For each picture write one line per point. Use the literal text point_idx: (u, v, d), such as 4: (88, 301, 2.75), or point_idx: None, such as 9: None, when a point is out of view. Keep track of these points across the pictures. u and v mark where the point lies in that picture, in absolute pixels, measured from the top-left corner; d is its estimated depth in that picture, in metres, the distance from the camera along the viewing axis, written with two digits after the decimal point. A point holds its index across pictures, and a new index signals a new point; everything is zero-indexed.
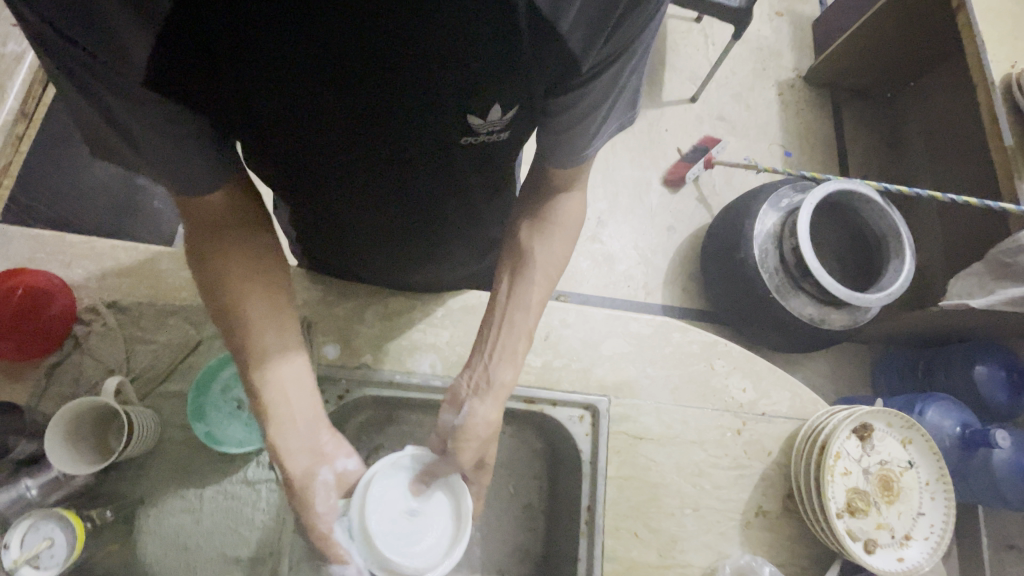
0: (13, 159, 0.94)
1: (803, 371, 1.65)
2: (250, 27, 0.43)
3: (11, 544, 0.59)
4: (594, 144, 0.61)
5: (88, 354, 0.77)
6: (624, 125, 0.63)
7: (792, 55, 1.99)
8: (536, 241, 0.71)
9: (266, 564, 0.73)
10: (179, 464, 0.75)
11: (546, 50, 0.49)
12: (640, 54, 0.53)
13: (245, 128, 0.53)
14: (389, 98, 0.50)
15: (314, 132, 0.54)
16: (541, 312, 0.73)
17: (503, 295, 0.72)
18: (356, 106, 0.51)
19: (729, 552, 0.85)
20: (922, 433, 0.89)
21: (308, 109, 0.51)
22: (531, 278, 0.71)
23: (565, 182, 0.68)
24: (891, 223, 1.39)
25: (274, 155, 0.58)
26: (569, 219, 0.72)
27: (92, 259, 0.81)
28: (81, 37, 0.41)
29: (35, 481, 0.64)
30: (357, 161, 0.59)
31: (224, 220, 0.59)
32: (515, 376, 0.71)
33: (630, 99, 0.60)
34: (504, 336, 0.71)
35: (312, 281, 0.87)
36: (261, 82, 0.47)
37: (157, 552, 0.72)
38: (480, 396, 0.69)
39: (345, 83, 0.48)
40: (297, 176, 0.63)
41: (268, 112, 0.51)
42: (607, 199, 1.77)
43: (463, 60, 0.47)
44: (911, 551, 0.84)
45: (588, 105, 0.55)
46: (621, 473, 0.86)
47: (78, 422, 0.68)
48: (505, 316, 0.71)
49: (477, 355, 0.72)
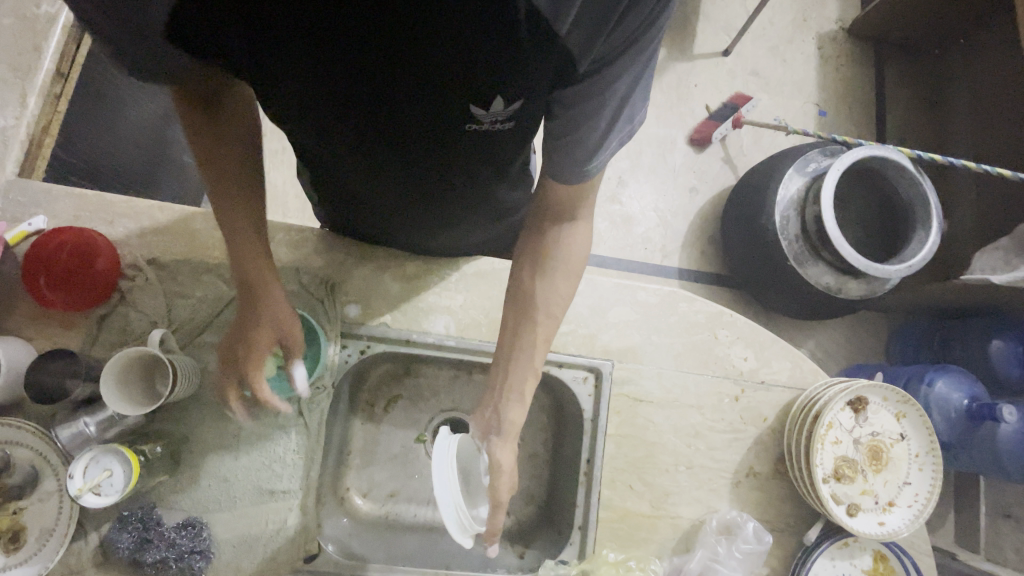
0: (52, 118, 1.00)
1: (815, 337, 1.67)
2: (263, 17, 0.49)
3: (75, 474, 0.69)
4: (596, 158, 0.60)
5: (132, 306, 0.84)
6: (625, 140, 0.62)
7: (837, 4, 1.87)
8: (538, 280, 0.75)
9: (297, 496, 0.82)
10: (219, 406, 0.84)
11: (548, 51, 0.50)
12: (646, 54, 0.52)
13: (266, 99, 0.59)
14: (389, 85, 0.54)
15: (324, 114, 0.59)
16: (546, 349, 0.78)
17: (510, 334, 0.78)
18: (361, 93, 0.55)
19: (717, 507, 0.91)
20: (918, 409, 0.92)
21: (317, 94, 0.56)
22: (536, 320, 0.76)
23: (573, 206, 0.72)
24: (920, 190, 1.35)
25: (292, 125, 0.64)
26: (583, 226, 0.75)
27: (132, 218, 0.87)
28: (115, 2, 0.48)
29: (92, 419, 0.74)
30: (373, 140, 0.63)
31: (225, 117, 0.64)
32: (524, 414, 0.77)
33: (630, 113, 0.58)
34: (511, 376, 0.76)
35: (335, 245, 0.92)
36: (274, 67, 0.53)
37: (199, 483, 0.81)
38: (498, 439, 0.76)
39: (348, 72, 0.53)
40: (317, 147, 0.68)
41: (281, 90, 0.57)
42: (630, 158, 1.75)
43: (458, 55, 0.50)
44: (892, 517, 0.89)
45: (591, 104, 0.55)
46: (621, 431, 0.92)
47: (127, 370, 0.75)
48: (512, 355, 0.77)
49: (491, 396, 0.79)
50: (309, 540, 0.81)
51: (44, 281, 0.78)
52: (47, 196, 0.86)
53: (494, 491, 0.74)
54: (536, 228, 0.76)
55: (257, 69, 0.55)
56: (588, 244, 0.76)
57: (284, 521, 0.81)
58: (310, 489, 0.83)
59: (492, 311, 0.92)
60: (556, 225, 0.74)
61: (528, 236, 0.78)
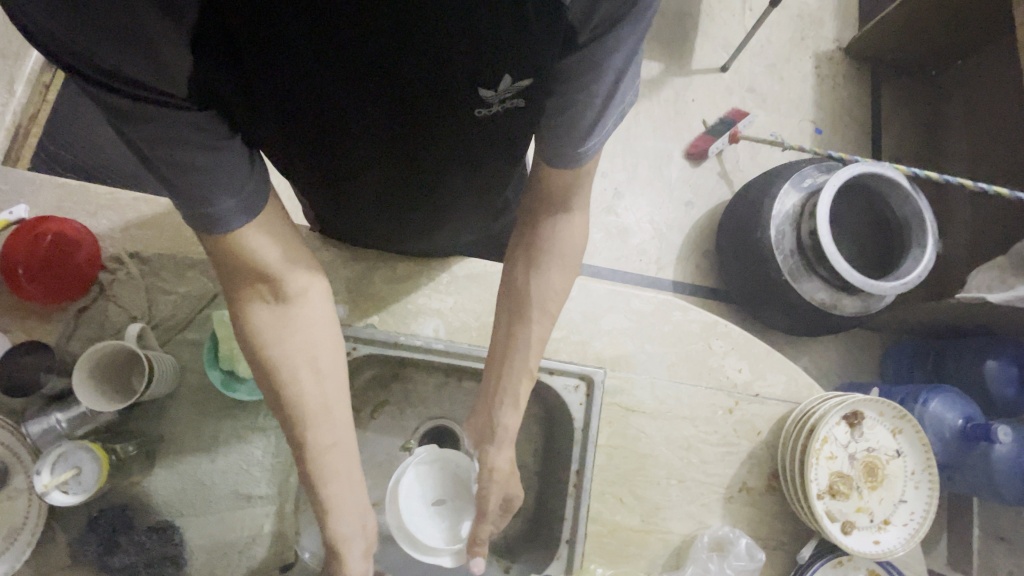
0: (40, 107, 1.17)
1: (809, 354, 1.66)
2: (265, 22, 0.46)
3: (42, 470, 0.66)
4: (593, 137, 0.60)
5: (111, 300, 0.82)
6: (620, 117, 0.62)
7: (834, 25, 1.89)
8: (530, 277, 0.74)
9: (279, 502, 0.79)
10: (197, 407, 0.81)
11: (552, 27, 0.48)
12: (642, 21, 0.50)
13: (266, 116, 0.56)
14: (399, 73, 0.52)
15: (331, 113, 0.57)
16: (541, 349, 0.76)
17: (504, 336, 0.76)
18: (371, 84, 0.53)
19: (709, 523, 0.88)
20: (914, 424, 0.90)
21: (325, 92, 0.54)
22: (529, 320, 0.74)
23: (568, 198, 0.71)
24: (916, 209, 1.35)
25: (293, 138, 0.61)
26: (578, 221, 0.74)
27: (116, 210, 0.86)
28: (127, 62, 0.43)
29: (64, 415, 0.72)
30: (382, 137, 0.62)
31: (282, 279, 0.64)
32: (519, 417, 0.75)
33: (625, 91, 0.58)
34: (504, 381, 0.75)
35: (325, 245, 0.91)
36: (277, 72, 0.51)
37: (173, 486, 0.78)
38: (493, 444, 0.75)
39: (357, 64, 0.51)
40: (318, 154, 0.66)
41: (284, 95, 0.54)
42: (626, 170, 1.75)
43: (468, 38, 0.49)
44: (888, 535, 0.87)
45: (589, 77, 0.54)
46: (612, 442, 0.90)
47: (100, 364, 0.74)
48: (506, 359, 0.75)
49: (482, 402, 0.77)
50: (286, 548, 0.78)
51: (24, 272, 0.76)
52: (30, 185, 0.85)
53: (482, 499, 0.73)
54: (530, 221, 0.75)
55: (260, 83, 0.51)
56: (584, 239, 0.75)
57: (261, 527, 0.78)
58: (291, 493, 0.80)
59: (483, 315, 0.91)
60: (551, 218, 0.74)
61: (521, 232, 0.77)
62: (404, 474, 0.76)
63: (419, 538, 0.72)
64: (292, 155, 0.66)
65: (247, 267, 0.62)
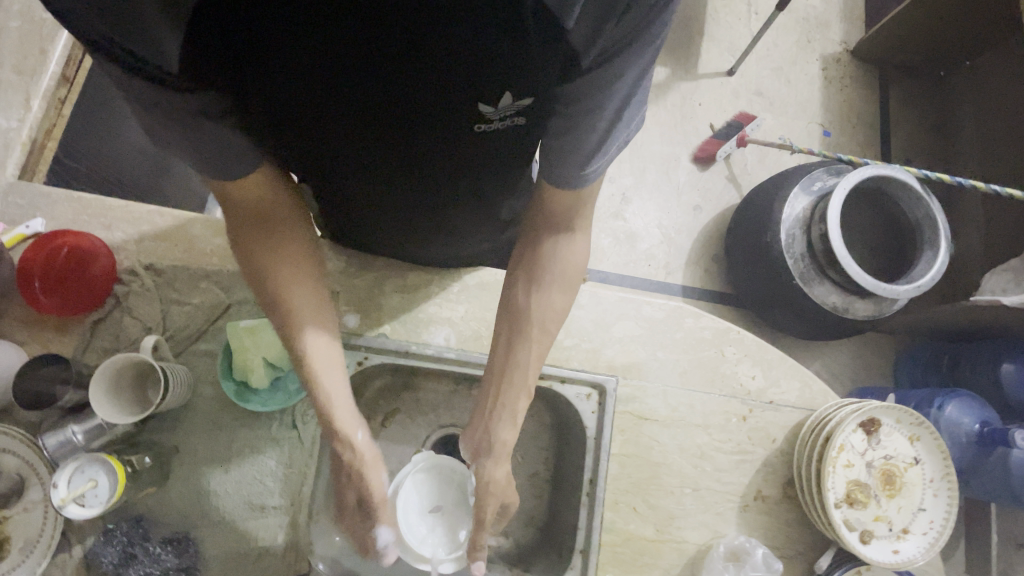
0: (55, 121, 1.17)
1: (821, 359, 1.65)
2: (268, 29, 0.47)
3: (59, 483, 0.67)
4: (595, 160, 0.59)
5: (126, 312, 0.82)
6: (625, 142, 0.61)
7: (841, 27, 1.88)
8: (532, 293, 0.74)
9: (291, 512, 0.79)
10: (209, 418, 0.81)
11: (551, 45, 0.49)
12: (650, 50, 0.49)
13: (267, 117, 0.58)
14: (399, 85, 0.53)
15: (331, 120, 0.57)
16: (541, 363, 0.75)
17: (503, 349, 0.75)
18: (370, 95, 0.54)
19: (724, 532, 0.87)
20: (932, 432, 0.88)
21: (325, 99, 0.54)
22: (530, 334, 0.74)
23: (579, 211, 0.71)
24: (928, 211, 1.32)
25: (296, 142, 0.63)
26: (581, 238, 0.74)
27: (131, 222, 0.87)
28: (119, 38, 0.43)
29: (80, 427, 0.72)
30: (381, 147, 0.62)
31: (285, 221, 0.68)
32: (515, 434, 0.75)
33: (630, 117, 0.57)
34: (502, 395, 0.74)
35: (335, 255, 0.91)
36: (278, 78, 0.52)
37: (187, 496, 0.78)
38: (488, 459, 0.74)
39: (357, 74, 0.51)
40: (318, 160, 0.66)
41: (285, 101, 0.55)
42: (634, 174, 1.74)
43: (467, 54, 0.49)
44: (907, 545, 0.85)
45: (590, 103, 0.53)
46: (625, 450, 0.89)
47: (117, 376, 0.74)
48: (504, 371, 0.74)
49: (481, 416, 0.77)
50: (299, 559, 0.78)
51: (40, 285, 0.78)
52: (46, 200, 0.87)
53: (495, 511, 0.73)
54: (531, 237, 0.75)
55: (261, 86, 0.53)
56: (586, 252, 0.75)
57: (274, 537, 0.78)
58: (304, 504, 0.80)
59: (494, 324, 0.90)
60: (553, 236, 0.73)
61: (524, 246, 0.76)
62: (403, 481, 0.77)
63: (416, 545, 0.72)
64: (297, 159, 0.68)
65: (247, 210, 0.64)
